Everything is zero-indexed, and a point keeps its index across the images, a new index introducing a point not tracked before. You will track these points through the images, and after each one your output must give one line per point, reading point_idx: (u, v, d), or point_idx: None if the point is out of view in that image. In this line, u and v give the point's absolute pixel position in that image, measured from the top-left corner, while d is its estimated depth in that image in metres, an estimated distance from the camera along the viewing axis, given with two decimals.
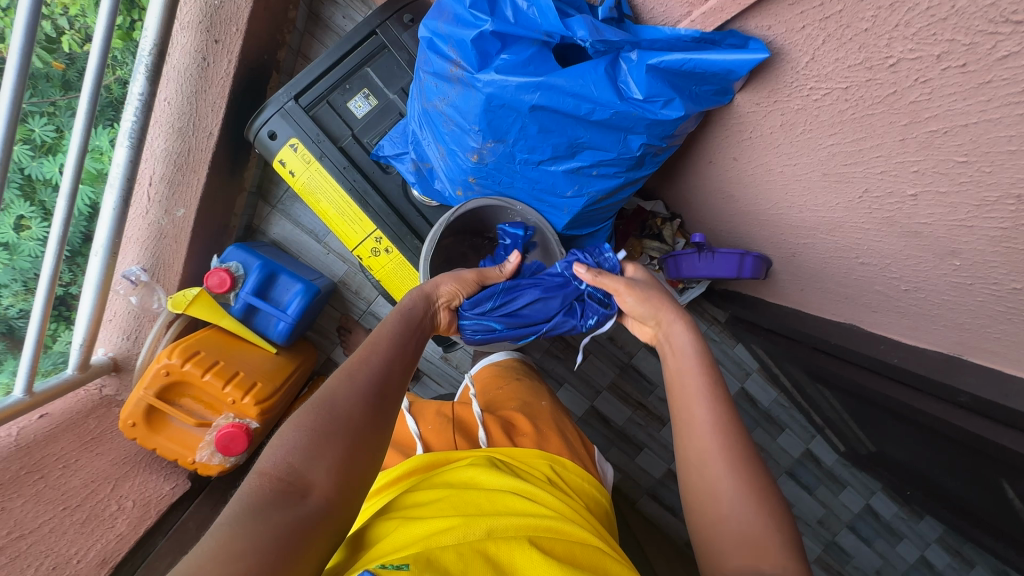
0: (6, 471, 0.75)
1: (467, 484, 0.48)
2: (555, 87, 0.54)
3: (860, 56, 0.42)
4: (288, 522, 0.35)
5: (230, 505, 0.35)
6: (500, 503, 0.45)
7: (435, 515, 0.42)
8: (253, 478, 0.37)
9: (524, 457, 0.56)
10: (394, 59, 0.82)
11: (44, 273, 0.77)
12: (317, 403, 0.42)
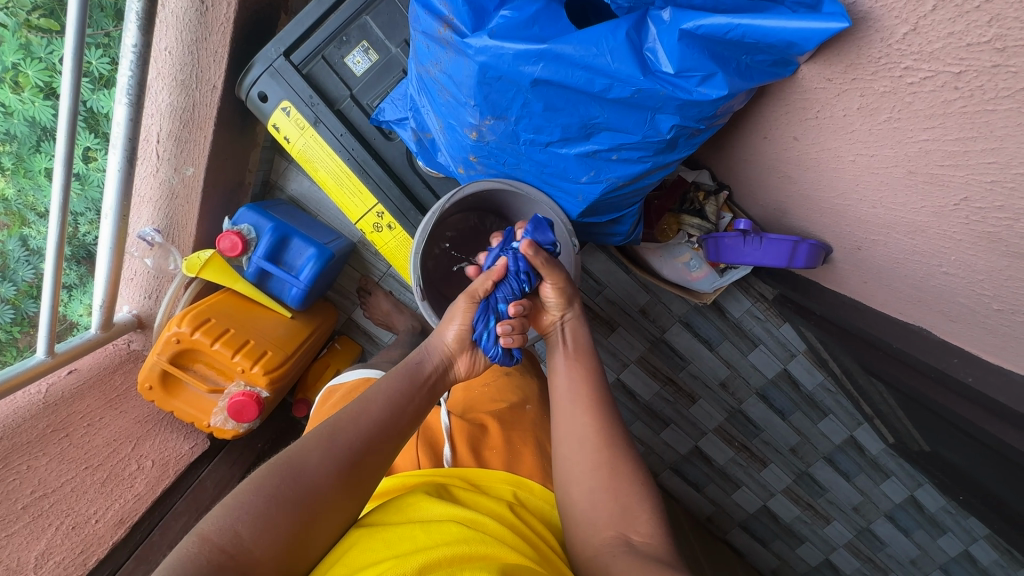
0: (34, 429, 0.79)
1: (409, 515, 0.44)
2: (561, 56, 0.43)
3: (990, 32, 0.29)
4: None
5: (161, 571, 0.35)
6: (438, 535, 0.41)
7: (363, 568, 0.38)
8: (193, 541, 0.37)
9: (486, 482, 0.51)
10: (396, 5, 0.71)
11: (49, 244, 0.76)
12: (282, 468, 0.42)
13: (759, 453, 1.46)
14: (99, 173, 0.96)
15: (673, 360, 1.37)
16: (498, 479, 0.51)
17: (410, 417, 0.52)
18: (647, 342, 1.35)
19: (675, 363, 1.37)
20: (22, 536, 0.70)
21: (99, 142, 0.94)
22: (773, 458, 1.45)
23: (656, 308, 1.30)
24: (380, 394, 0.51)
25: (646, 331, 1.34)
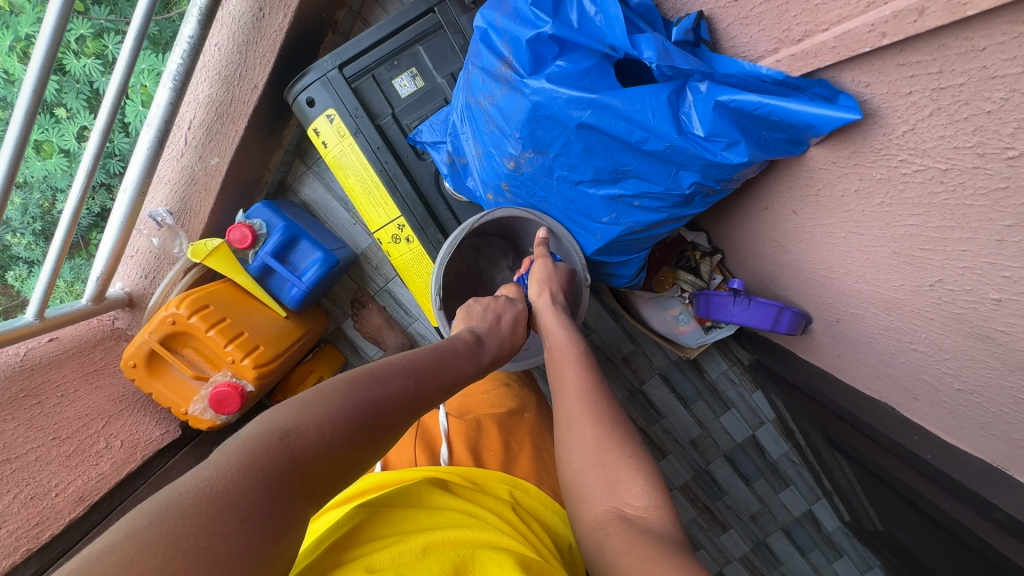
0: (4, 391, 0.76)
1: (410, 502, 0.47)
2: (608, 107, 0.49)
3: (973, 139, 0.34)
4: (281, 518, 0.34)
5: (242, 472, 0.34)
6: (441, 520, 0.45)
7: (372, 540, 0.42)
8: (274, 446, 0.36)
9: (485, 479, 0.53)
10: (448, 41, 0.77)
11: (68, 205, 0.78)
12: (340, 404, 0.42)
13: (720, 517, 1.46)
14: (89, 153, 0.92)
15: (648, 412, 1.39)
16: (488, 476, 0.55)
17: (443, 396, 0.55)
18: (626, 391, 1.37)
19: (650, 415, 1.39)
20: None
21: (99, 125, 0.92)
22: (733, 524, 1.46)
23: (638, 358, 1.35)
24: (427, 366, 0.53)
25: (626, 380, 1.36)
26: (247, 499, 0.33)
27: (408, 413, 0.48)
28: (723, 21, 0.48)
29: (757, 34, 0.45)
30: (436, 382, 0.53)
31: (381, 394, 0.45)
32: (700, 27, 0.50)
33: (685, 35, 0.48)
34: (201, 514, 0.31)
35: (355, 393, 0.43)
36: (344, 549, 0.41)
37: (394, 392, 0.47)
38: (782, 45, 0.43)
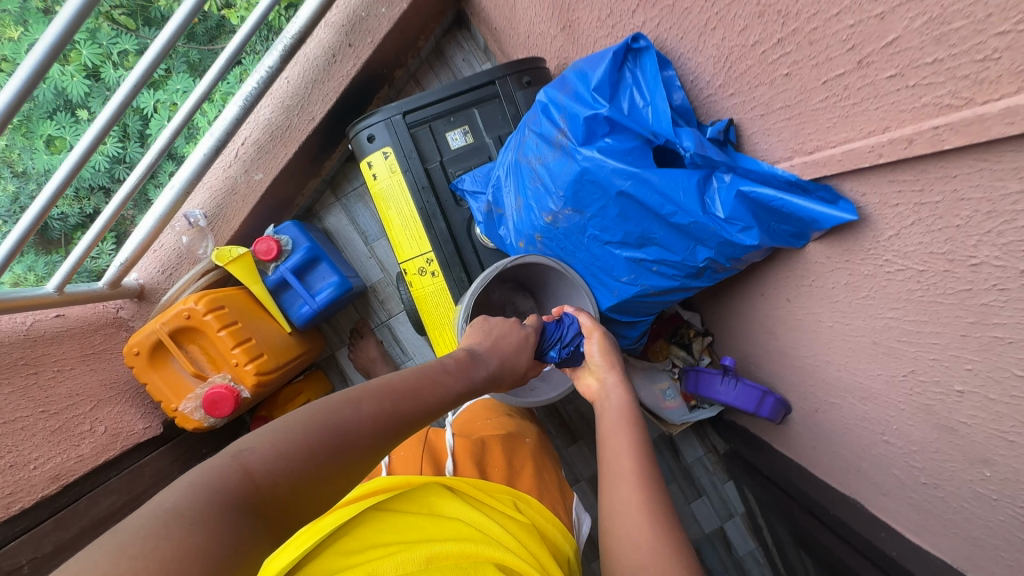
0: (6, 355, 0.77)
1: (417, 510, 0.49)
2: (647, 181, 0.58)
3: (945, 247, 0.42)
4: (243, 533, 0.31)
5: (190, 489, 0.31)
6: (444, 529, 0.47)
7: (370, 544, 0.43)
8: (230, 467, 0.34)
9: (489, 491, 0.56)
10: (501, 109, 0.88)
11: (127, 185, 0.87)
12: (305, 429, 0.38)
13: None
14: (101, 157, 0.91)
15: None
16: (499, 491, 0.57)
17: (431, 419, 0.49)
18: None
19: None
20: None
21: (118, 131, 0.93)
22: None
23: None
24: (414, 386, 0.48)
25: None
26: (193, 516, 0.30)
27: (392, 435, 0.43)
28: (748, 129, 0.56)
29: (774, 144, 0.53)
30: (421, 402, 0.47)
31: (356, 416, 0.41)
32: (728, 133, 0.57)
33: (716, 135, 0.57)
34: (141, 529, 0.28)
35: (323, 413, 0.39)
36: (343, 550, 0.42)
37: (375, 412, 0.42)
38: (795, 151, 0.51)
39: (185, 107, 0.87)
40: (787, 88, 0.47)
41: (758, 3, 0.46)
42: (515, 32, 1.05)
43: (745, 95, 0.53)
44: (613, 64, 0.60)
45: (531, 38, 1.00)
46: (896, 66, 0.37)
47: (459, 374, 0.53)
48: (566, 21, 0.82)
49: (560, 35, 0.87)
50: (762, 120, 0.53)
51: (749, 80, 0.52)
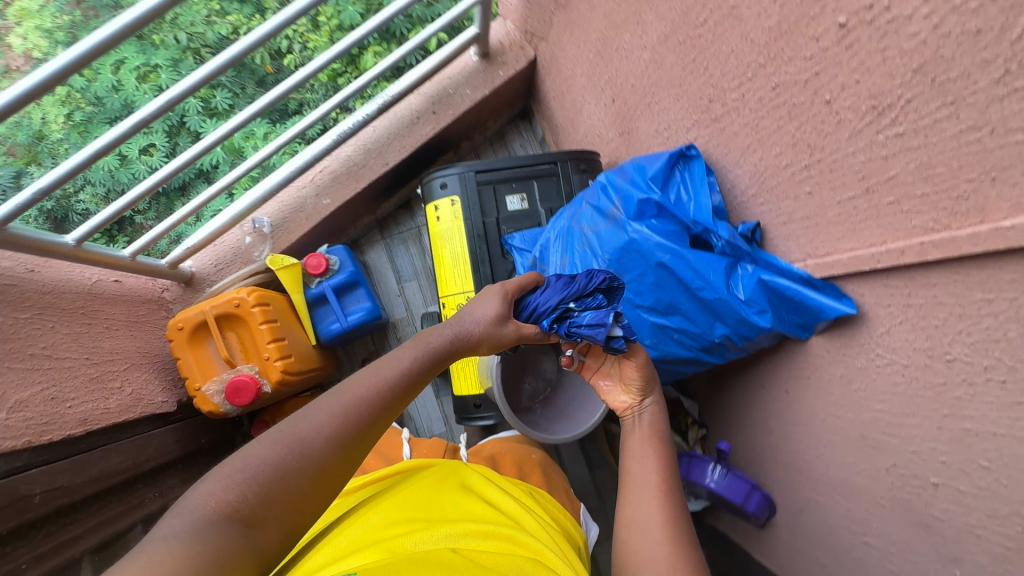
0: (70, 301, 0.83)
1: (440, 493, 0.63)
2: (684, 258, 0.70)
3: (926, 344, 0.52)
4: (222, 541, 0.41)
5: (174, 522, 0.41)
6: (460, 509, 0.60)
7: (403, 519, 0.57)
8: (203, 499, 0.43)
9: (500, 483, 0.69)
10: (558, 186, 1.03)
11: (222, 183, 0.98)
12: (275, 450, 0.46)
13: None
14: None
15: None
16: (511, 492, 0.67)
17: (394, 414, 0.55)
18: None
19: None
20: (16, 378, 0.68)
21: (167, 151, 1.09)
22: None
23: None
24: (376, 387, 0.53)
25: None
26: (175, 538, 0.39)
27: (358, 432, 0.50)
28: (771, 233, 0.68)
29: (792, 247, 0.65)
30: (382, 392, 0.53)
31: (321, 426, 0.48)
32: (757, 232, 0.69)
33: (746, 233, 0.69)
34: (140, 551, 0.38)
35: (279, 438, 0.47)
36: (388, 522, 0.56)
37: (340, 415, 0.50)
38: (809, 255, 0.63)
39: (291, 131, 1.02)
40: (809, 202, 0.59)
41: (792, 136, 0.59)
42: (575, 131, 1.23)
43: (773, 205, 0.66)
44: (669, 162, 0.74)
45: (589, 137, 1.17)
46: (896, 195, 0.49)
47: (411, 354, 0.57)
48: (625, 127, 0.99)
49: (618, 138, 1.04)
50: (785, 226, 0.65)
51: (779, 193, 0.64)
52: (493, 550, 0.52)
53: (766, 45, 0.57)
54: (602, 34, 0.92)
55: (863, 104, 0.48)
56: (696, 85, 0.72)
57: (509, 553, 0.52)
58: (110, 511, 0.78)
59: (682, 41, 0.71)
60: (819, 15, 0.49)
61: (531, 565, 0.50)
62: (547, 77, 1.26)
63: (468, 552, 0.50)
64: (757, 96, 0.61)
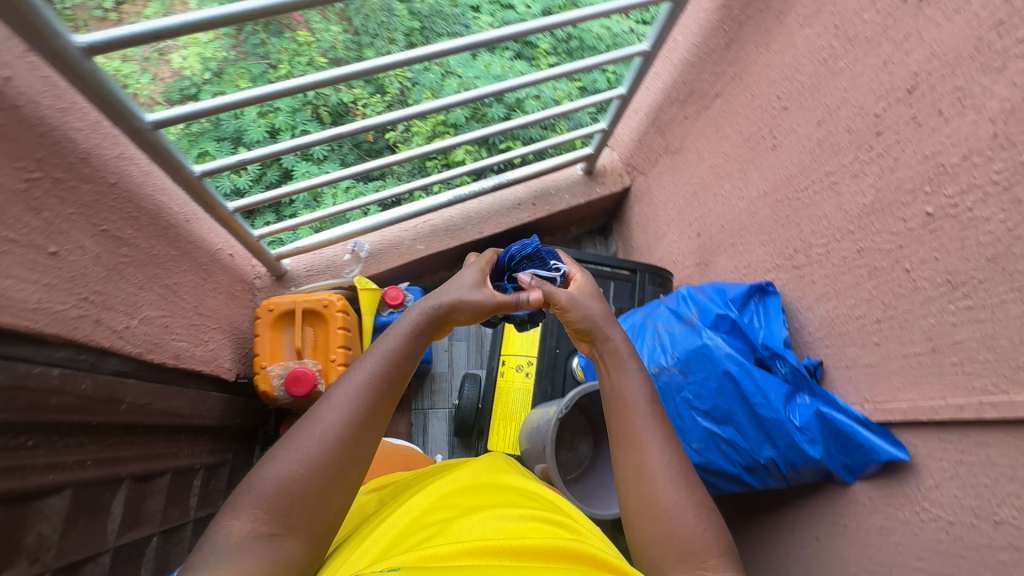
0: (200, 256, 0.96)
1: (468, 490, 0.60)
2: (750, 372, 0.78)
3: (975, 501, 0.56)
4: (253, 551, 0.49)
5: (205, 549, 0.49)
6: (497, 505, 0.57)
7: (437, 517, 0.54)
8: (229, 526, 0.51)
9: (525, 485, 0.65)
10: (631, 291, 1.15)
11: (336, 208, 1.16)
12: (285, 460, 0.54)
13: None
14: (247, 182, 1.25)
15: None
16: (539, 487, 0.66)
17: (383, 407, 0.61)
18: None
19: None
20: (151, 299, 0.77)
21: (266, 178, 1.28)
22: None
23: None
24: (356, 385, 0.60)
25: None
26: (207, 561, 0.48)
27: (351, 433, 0.57)
28: (833, 374, 0.76)
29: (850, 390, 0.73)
30: (358, 396, 0.59)
31: (325, 427, 0.56)
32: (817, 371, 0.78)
33: (809, 367, 0.77)
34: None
35: (276, 465, 0.54)
36: (424, 518, 0.54)
37: (340, 413, 0.58)
38: (867, 399, 0.70)
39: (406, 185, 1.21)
40: (875, 351, 0.68)
41: (868, 293, 0.69)
42: (650, 254, 1.38)
43: (838, 348, 0.75)
44: (749, 291, 0.85)
45: (663, 261, 1.31)
46: (959, 356, 0.57)
47: (395, 338, 0.65)
48: (704, 260, 1.12)
49: (693, 267, 1.17)
50: (847, 369, 0.73)
51: (846, 339, 0.73)
52: (527, 531, 0.51)
53: (858, 217, 0.70)
54: (704, 180, 1.08)
55: (939, 277, 0.59)
56: (784, 236, 0.85)
57: (541, 531, 0.51)
58: (156, 449, 0.81)
59: (781, 200, 0.85)
60: (909, 203, 0.62)
61: (559, 540, 0.50)
62: (636, 205, 1.43)
63: (504, 538, 0.49)
64: (840, 255, 0.73)
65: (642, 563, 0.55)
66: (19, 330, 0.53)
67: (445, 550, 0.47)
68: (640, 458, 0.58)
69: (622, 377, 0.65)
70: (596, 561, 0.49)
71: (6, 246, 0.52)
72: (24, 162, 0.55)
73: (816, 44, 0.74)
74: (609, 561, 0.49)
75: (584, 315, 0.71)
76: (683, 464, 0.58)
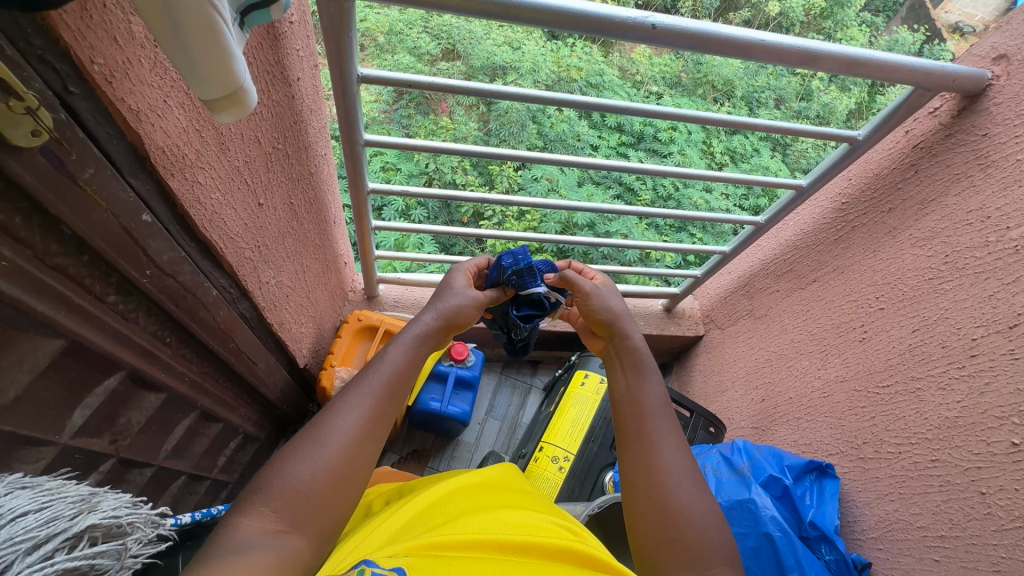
0: (328, 255, 1.10)
1: (479, 484, 0.60)
2: (793, 544, 0.79)
3: None
4: (262, 546, 0.47)
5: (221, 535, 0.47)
6: (503, 505, 0.56)
7: (447, 504, 0.54)
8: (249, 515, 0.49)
9: (526, 490, 0.65)
10: (681, 428, 1.16)
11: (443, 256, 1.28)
12: (296, 462, 0.53)
13: None
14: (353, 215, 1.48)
15: None
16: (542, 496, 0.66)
17: (389, 409, 0.61)
18: None
19: None
20: (287, 270, 0.89)
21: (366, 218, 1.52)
22: None
23: None
24: (364, 389, 0.60)
25: None
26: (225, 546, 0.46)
27: (359, 434, 0.57)
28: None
29: None
30: (365, 402, 0.59)
31: (336, 431, 0.55)
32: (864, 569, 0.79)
33: (856, 562, 0.78)
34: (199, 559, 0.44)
35: (284, 464, 0.53)
36: (439, 501, 0.54)
37: (350, 417, 0.57)
38: None
39: None
40: (934, 567, 0.68)
41: (935, 505, 0.70)
42: (707, 404, 1.40)
43: (890, 554, 0.76)
44: (807, 466, 0.87)
45: (719, 414, 1.32)
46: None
47: (396, 351, 0.65)
48: (763, 425, 1.13)
49: (750, 429, 1.18)
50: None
51: (900, 547, 0.75)
52: (533, 528, 0.52)
53: (939, 428, 0.72)
54: (781, 350, 1.13)
55: (1017, 509, 0.60)
56: (855, 426, 0.87)
57: (546, 530, 0.52)
58: (226, 396, 0.87)
59: (859, 390, 0.88)
60: (997, 429, 0.64)
61: (563, 541, 0.51)
62: (703, 354, 1.48)
63: (510, 534, 0.50)
64: (912, 459, 0.75)
65: (647, 566, 0.56)
66: (217, 250, 0.66)
67: (451, 540, 0.47)
68: (649, 459, 0.60)
69: (639, 377, 0.67)
70: (596, 564, 0.50)
71: (241, 186, 0.66)
72: (278, 136, 0.72)
73: (924, 264, 0.81)
74: (606, 563, 0.51)
75: (607, 308, 0.73)
76: (694, 475, 0.59)
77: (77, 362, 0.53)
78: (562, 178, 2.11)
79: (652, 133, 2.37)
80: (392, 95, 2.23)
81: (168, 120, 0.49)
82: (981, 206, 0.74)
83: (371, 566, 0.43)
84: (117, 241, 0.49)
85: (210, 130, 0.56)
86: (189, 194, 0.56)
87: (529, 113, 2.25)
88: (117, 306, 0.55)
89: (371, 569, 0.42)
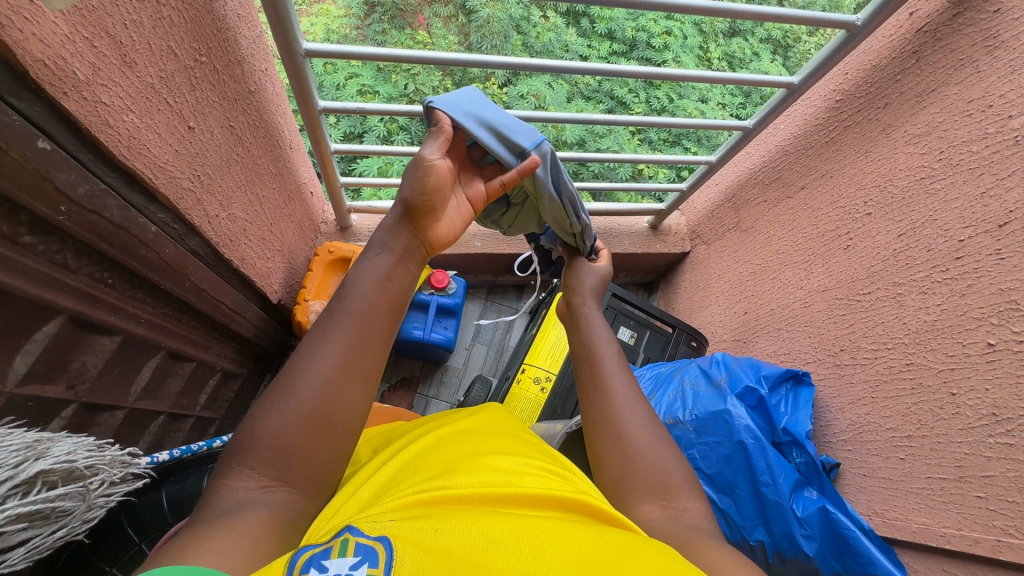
0: (287, 185, 1.03)
1: (463, 431, 0.56)
2: (765, 450, 0.81)
3: None
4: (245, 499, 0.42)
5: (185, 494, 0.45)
6: (494, 452, 0.52)
7: (428, 453, 0.50)
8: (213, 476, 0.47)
9: (519, 434, 0.61)
10: (662, 344, 1.16)
11: None
12: (272, 398, 0.50)
13: None
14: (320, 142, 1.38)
15: None
16: (535, 437, 0.63)
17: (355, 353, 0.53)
18: None
19: None
20: (240, 203, 0.84)
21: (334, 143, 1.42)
22: None
23: None
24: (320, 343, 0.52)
25: None
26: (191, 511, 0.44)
27: (320, 394, 0.50)
28: (847, 476, 0.80)
29: (860, 499, 0.77)
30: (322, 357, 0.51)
31: (309, 376, 0.50)
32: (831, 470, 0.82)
33: (824, 463, 0.81)
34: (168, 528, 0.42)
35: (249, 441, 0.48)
36: (417, 452, 0.50)
37: (324, 359, 0.51)
38: (876, 512, 0.74)
39: None
40: (899, 465, 0.71)
41: (906, 408, 0.71)
42: (691, 320, 1.40)
43: (859, 454, 0.79)
44: (784, 376, 0.88)
45: (703, 329, 1.32)
46: (986, 491, 0.59)
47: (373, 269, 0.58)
48: (745, 338, 1.14)
49: (732, 342, 1.19)
50: (862, 477, 0.77)
51: (868, 447, 0.77)
52: (521, 477, 0.47)
53: (917, 331, 0.71)
54: (765, 262, 1.10)
55: (986, 408, 0.60)
56: (834, 334, 0.86)
57: (537, 477, 0.48)
58: (194, 335, 0.85)
59: (839, 298, 0.87)
60: (973, 330, 0.63)
61: (554, 487, 0.46)
62: (689, 271, 1.46)
63: (498, 486, 0.45)
64: (887, 364, 0.75)
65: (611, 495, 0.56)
66: (146, 180, 0.60)
67: (434, 495, 0.43)
68: (605, 401, 0.61)
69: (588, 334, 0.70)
70: (588, 507, 0.45)
71: (160, 106, 0.59)
72: (198, 47, 0.63)
73: (917, 163, 0.76)
74: (598, 506, 0.46)
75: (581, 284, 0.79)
76: (647, 412, 0.60)
77: (4, 307, 0.49)
78: (549, 94, 1.97)
79: (645, 39, 2.18)
80: (363, 8, 2.02)
81: (41, 24, 0.42)
82: (984, 94, 0.67)
83: (356, 533, 0.37)
84: (16, 172, 0.44)
85: (103, 37, 0.48)
86: (93, 115, 0.50)
87: (510, 21, 2.06)
88: (36, 247, 0.50)
89: (354, 538, 0.36)
